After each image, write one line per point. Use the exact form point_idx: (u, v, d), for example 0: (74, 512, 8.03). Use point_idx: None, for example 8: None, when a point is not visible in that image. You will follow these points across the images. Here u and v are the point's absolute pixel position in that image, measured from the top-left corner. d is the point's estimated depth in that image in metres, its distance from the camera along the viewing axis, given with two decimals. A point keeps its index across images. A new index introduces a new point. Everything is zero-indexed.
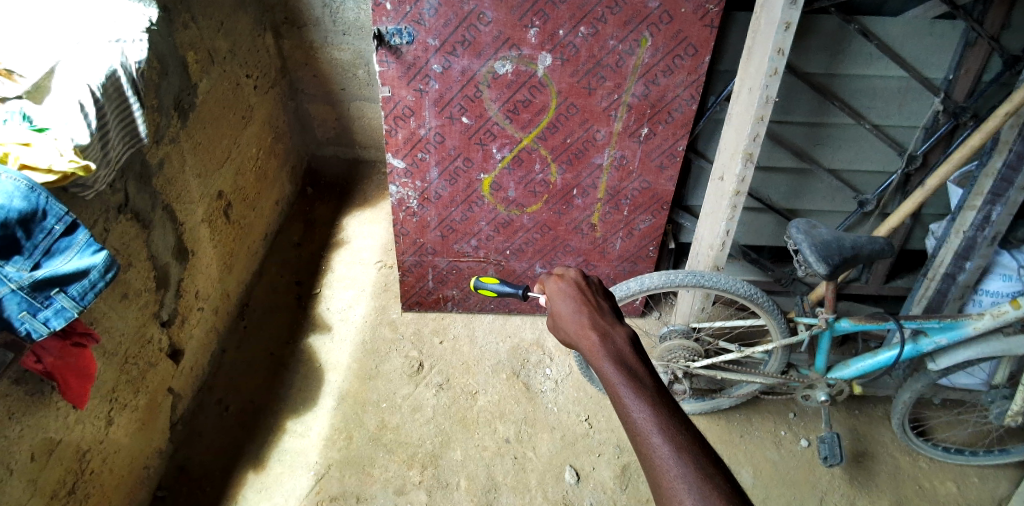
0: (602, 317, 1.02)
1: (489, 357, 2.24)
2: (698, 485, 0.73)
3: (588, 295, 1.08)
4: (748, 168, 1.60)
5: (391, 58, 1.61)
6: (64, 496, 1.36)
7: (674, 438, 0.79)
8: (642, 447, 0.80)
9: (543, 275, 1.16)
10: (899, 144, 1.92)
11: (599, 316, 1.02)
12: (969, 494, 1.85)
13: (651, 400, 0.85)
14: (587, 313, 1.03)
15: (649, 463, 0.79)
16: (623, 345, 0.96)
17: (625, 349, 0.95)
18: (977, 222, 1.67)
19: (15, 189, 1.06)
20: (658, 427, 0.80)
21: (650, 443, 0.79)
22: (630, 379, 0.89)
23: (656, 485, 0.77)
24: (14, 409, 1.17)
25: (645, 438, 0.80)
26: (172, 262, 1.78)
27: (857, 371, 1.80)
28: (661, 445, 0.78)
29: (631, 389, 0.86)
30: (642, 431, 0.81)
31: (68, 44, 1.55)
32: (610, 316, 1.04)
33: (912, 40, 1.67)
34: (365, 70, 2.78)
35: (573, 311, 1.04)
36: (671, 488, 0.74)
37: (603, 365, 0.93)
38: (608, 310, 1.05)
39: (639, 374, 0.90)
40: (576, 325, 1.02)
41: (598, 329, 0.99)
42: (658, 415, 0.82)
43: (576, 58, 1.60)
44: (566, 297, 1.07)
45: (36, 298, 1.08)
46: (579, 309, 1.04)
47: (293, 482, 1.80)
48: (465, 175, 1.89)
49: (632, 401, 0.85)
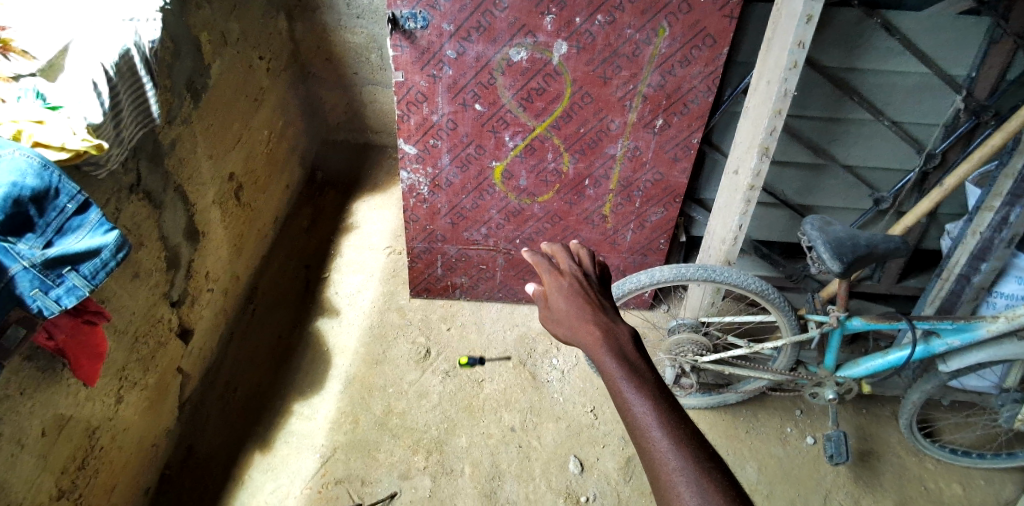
0: (603, 313, 1.01)
1: (496, 345, 2.24)
2: (695, 478, 0.73)
3: (590, 292, 1.06)
4: (764, 162, 1.58)
5: (405, 42, 1.59)
6: (75, 472, 1.38)
7: (674, 432, 0.79)
8: (641, 440, 0.80)
9: (540, 259, 1.11)
10: (917, 141, 1.89)
11: (601, 313, 1.01)
12: (975, 497, 1.84)
13: (651, 394, 0.84)
14: (589, 309, 1.02)
15: (647, 456, 0.78)
16: (625, 341, 0.96)
17: (627, 345, 0.95)
18: (994, 223, 1.64)
19: (29, 166, 1.06)
20: (658, 421, 0.80)
21: (649, 437, 0.79)
22: (632, 375, 0.88)
23: (654, 478, 0.77)
24: (26, 385, 1.18)
25: (645, 431, 0.79)
26: (183, 243, 1.78)
27: (867, 370, 1.78)
28: (661, 439, 0.78)
29: (632, 384, 0.86)
30: (642, 425, 0.80)
31: (82, 23, 1.54)
32: (613, 314, 1.03)
33: (934, 36, 1.64)
34: (378, 54, 2.76)
35: (575, 306, 1.02)
36: (670, 481, 0.74)
37: (605, 360, 0.91)
38: (610, 308, 1.04)
39: (641, 371, 0.90)
40: (577, 319, 1.00)
41: (601, 325, 0.98)
42: (658, 409, 0.82)
43: (592, 46, 1.58)
44: (568, 292, 1.05)
45: (47, 276, 1.08)
46: (582, 305, 1.02)
47: (299, 464, 1.82)
48: (476, 162, 1.88)
49: (632, 396, 0.84)
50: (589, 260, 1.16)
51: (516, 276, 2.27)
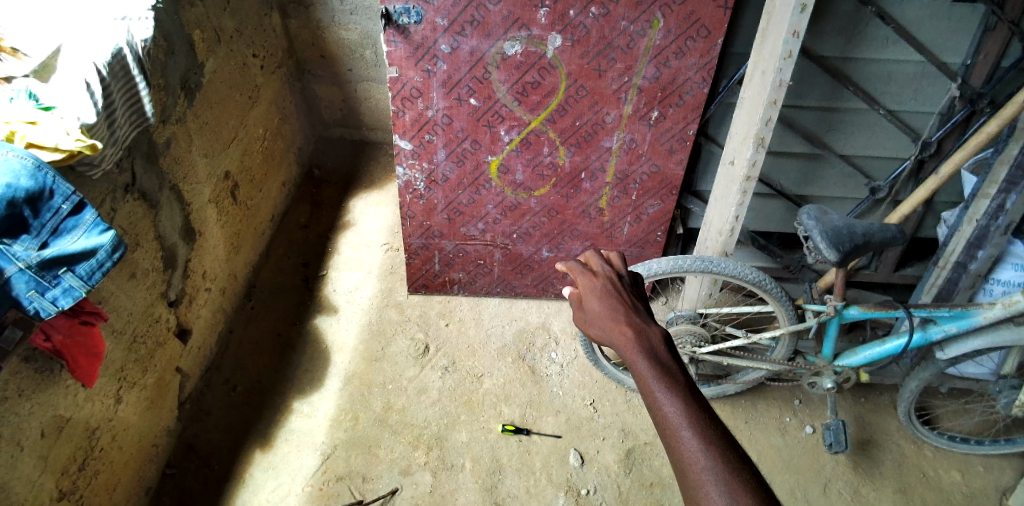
0: (636, 315, 1.03)
1: (494, 339, 2.24)
2: (724, 478, 0.73)
3: (623, 294, 1.09)
4: (760, 152, 1.58)
5: (399, 37, 1.58)
6: (75, 473, 1.38)
7: (703, 431, 0.78)
8: (670, 439, 0.80)
9: (574, 265, 1.16)
10: (913, 130, 1.88)
11: (633, 314, 1.03)
12: (973, 483, 1.85)
13: (681, 394, 0.84)
14: (622, 310, 1.04)
15: (676, 455, 0.78)
16: (657, 342, 0.96)
17: (659, 346, 0.95)
18: (991, 210, 1.64)
19: (22, 167, 1.06)
20: (688, 420, 0.80)
21: (678, 435, 0.79)
22: (664, 375, 0.88)
23: (683, 477, 0.77)
24: (25, 388, 1.19)
25: (674, 430, 0.80)
26: (179, 242, 1.78)
27: (865, 359, 1.79)
28: (689, 437, 0.78)
29: (662, 383, 0.86)
30: (672, 424, 0.80)
31: (73, 23, 1.53)
32: (645, 315, 1.04)
33: (929, 23, 1.64)
34: (372, 50, 2.75)
35: (608, 307, 1.05)
36: (698, 480, 0.74)
37: (637, 360, 0.92)
38: (644, 310, 1.05)
39: (673, 371, 0.90)
40: (610, 320, 1.02)
41: (633, 326, 0.99)
42: (688, 408, 0.82)
43: (587, 39, 1.58)
44: (602, 293, 1.08)
45: (44, 277, 1.08)
46: (614, 306, 1.05)
47: (301, 462, 1.83)
48: (473, 157, 1.88)
49: (662, 394, 0.85)
50: (623, 265, 1.19)
51: (514, 271, 2.27)
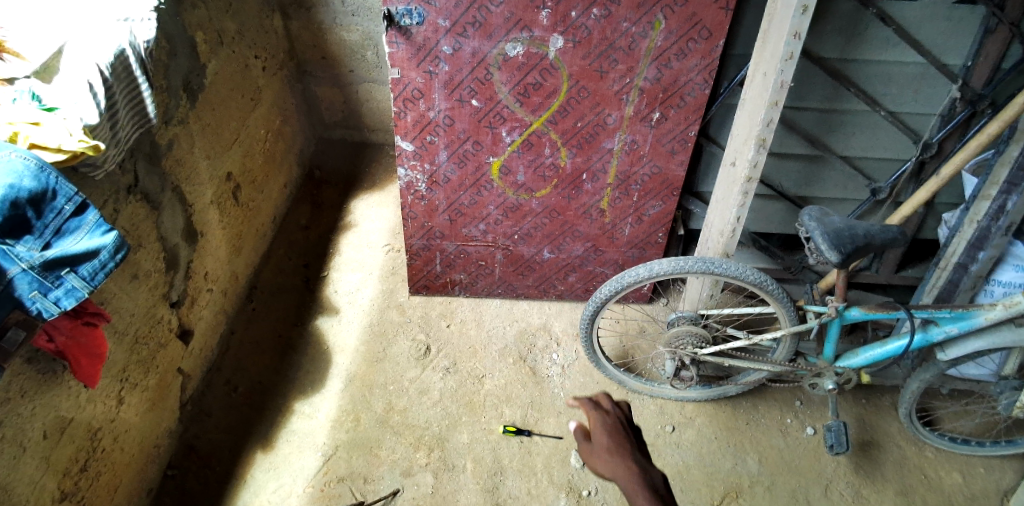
0: (637, 454, 1.11)
1: (496, 340, 2.24)
2: None
3: (628, 435, 1.17)
4: (761, 153, 1.58)
5: (401, 39, 1.59)
6: (77, 474, 1.38)
7: None
8: None
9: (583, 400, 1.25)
10: (914, 131, 1.89)
11: (636, 454, 1.11)
12: (974, 485, 1.85)
13: None
14: (627, 449, 1.12)
15: None
16: (659, 483, 1.03)
17: (661, 486, 1.02)
18: (992, 212, 1.64)
19: (25, 168, 1.06)
20: None
21: None
22: None
23: None
24: (27, 388, 1.19)
25: None
26: (181, 243, 1.78)
27: (866, 360, 1.79)
28: None
29: None
30: None
31: (75, 24, 1.54)
32: (646, 456, 1.12)
33: (929, 24, 1.64)
34: (373, 51, 2.75)
35: (614, 443, 1.13)
36: None
37: (638, 496, 0.99)
38: (644, 452, 1.14)
39: None
40: (615, 456, 1.10)
41: (636, 466, 1.07)
42: None
43: (588, 40, 1.58)
44: (610, 429, 1.17)
45: (47, 277, 1.08)
46: (620, 444, 1.13)
47: (302, 462, 1.83)
48: (474, 158, 1.88)
49: None
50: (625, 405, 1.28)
51: (516, 272, 2.27)
